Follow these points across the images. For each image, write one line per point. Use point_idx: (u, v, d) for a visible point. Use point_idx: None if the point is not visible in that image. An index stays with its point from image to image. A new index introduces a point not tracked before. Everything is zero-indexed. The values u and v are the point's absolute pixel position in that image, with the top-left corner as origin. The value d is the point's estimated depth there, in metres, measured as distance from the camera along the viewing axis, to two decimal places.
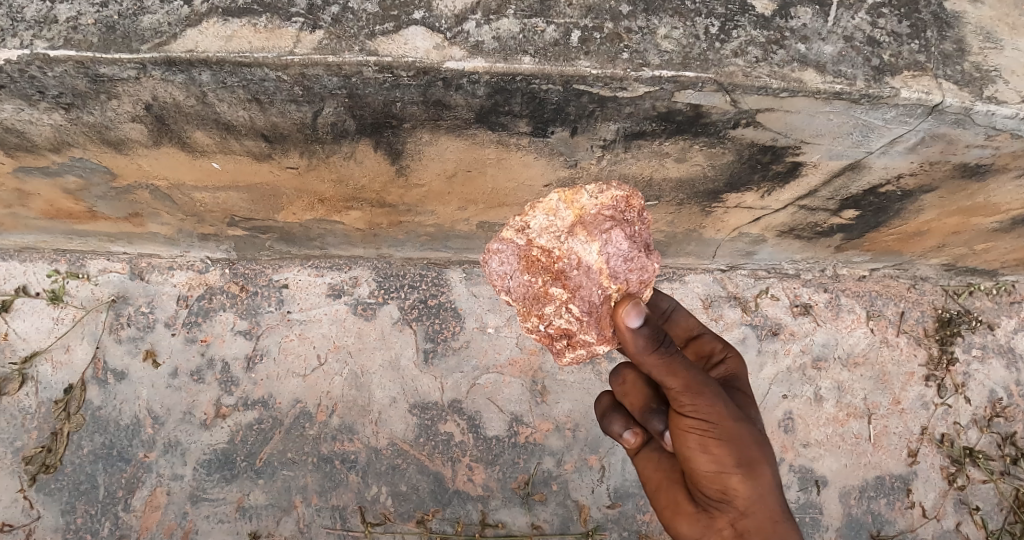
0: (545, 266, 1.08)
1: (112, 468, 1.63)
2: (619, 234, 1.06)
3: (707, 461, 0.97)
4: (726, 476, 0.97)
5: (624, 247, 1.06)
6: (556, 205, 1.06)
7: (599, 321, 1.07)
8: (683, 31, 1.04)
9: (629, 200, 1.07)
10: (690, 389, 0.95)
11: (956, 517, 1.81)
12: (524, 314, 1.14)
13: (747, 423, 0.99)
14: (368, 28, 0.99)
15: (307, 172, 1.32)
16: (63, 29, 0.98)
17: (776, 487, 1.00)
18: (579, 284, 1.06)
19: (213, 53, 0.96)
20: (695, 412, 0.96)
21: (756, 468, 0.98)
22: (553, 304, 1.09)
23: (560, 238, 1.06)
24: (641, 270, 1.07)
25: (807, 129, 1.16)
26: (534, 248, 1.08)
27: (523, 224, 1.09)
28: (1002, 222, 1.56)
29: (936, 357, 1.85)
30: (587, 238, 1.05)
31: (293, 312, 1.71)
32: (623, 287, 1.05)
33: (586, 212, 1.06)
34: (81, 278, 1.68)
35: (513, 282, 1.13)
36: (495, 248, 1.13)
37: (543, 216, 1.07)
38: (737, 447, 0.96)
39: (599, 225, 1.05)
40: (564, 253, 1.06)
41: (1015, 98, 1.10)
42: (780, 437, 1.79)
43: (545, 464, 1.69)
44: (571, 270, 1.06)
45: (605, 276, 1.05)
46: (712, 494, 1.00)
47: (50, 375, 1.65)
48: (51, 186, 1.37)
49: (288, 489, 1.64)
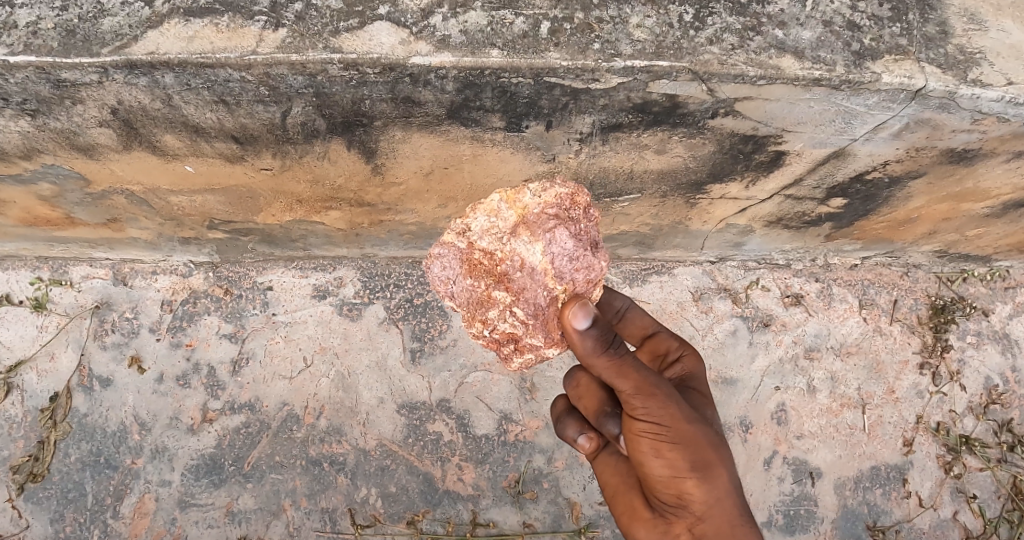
0: (488, 269, 1.07)
1: (99, 475, 1.62)
2: (563, 233, 1.04)
3: (661, 464, 0.96)
4: (681, 480, 0.95)
5: (568, 246, 1.03)
6: (498, 206, 1.06)
7: (546, 323, 1.05)
8: (656, 20, 1.02)
9: (573, 197, 1.07)
10: (642, 392, 0.94)
11: (953, 506, 1.79)
12: (470, 319, 1.13)
13: (702, 425, 0.98)
14: (332, 25, 0.97)
15: (281, 173, 1.30)
16: (23, 34, 0.96)
17: (734, 489, 0.98)
18: (523, 286, 1.04)
19: (174, 55, 0.95)
20: (647, 415, 0.95)
21: (712, 470, 0.96)
22: (497, 307, 1.07)
23: (503, 239, 1.05)
24: (587, 269, 1.05)
25: (788, 117, 1.14)
26: (475, 251, 1.07)
27: (464, 227, 1.09)
28: (993, 206, 1.53)
29: (930, 344, 1.83)
30: (531, 238, 1.03)
31: (278, 314, 1.70)
32: (569, 288, 1.03)
33: (529, 211, 1.04)
34: (65, 285, 1.68)
35: (457, 286, 1.12)
36: (436, 253, 1.12)
37: (484, 218, 1.07)
38: (691, 450, 0.94)
39: (542, 225, 1.03)
40: (506, 255, 1.04)
41: (1001, 81, 1.08)
42: (773, 429, 1.77)
43: (535, 462, 1.68)
44: (514, 272, 1.04)
45: (550, 277, 1.03)
46: (669, 499, 0.98)
47: (35, 383, 1.64)
48: (26, 194, 1.36)
49: (277, 492, 1.63)
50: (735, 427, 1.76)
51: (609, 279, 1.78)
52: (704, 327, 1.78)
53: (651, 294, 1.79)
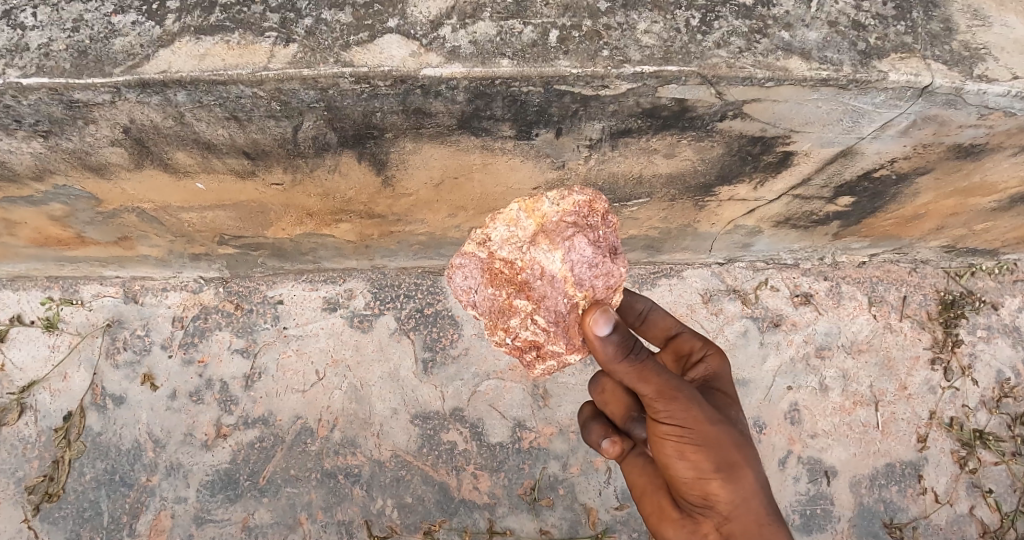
0: (508, 278, 1.06)
1: (115, 493, 1.62)
2: (582, 241, 1.03)
3: (686, 467, 0.97)
4: (706, 481, 0.97)
5: (588, 253, 1.03)
6: (517, 215, 1.05)
7: (567, 330, 1.05)
8: (663, 25, 1.03)
9: (592, 204, 1.05)
10: (664, 396, 0.95)
11: (969, 501, 1.78)
12: (491, 328, 1.13)
13: (725, 426, 0.98)
14: (342, 39, 0.98)
15: (293, 187, 1.31)
16: (35, 56, 0.97)
17: (760, 489, 0.99)
18: (543, 294, 1.04)
19: (186, 73, 0.95)
20: (670, 418, 0.95)
21: (736, 471, 0.97)
22: (518, 316, 1.07)
23: (522, 249, 1.04)
24: (607, 276, 1.05)
25: (796, 117, 1.14)
26: (496, 261, 1.06)
27: (484, 237, 1.07)
28: (1000, 200, 1.53)
29: (941, 340, 1.83)
30: (550, 246, 1.02)
31: (289, 328, 1.70)
32: (589, 294, 1.04)
33: (548, 220, 1.03)
34: (76, 304, 1.68)
35: (478, 296, 1.11)
36: (457, 263, 1.11)
37: (504, 228, 1.05)
38: (715, 452, 0.95)
39: (561, 233, 1.03)
40: (526, 264, 1.04)
41: (1006, 75, 1.08)
42: (787, 429, 1.77)
43: (551, 468, 1.67)
44: (534, 280, 1.04)
45: (570, 285, 1.03)
46: (696, 500, 0.99)
47: (48, 403, 1.65)
48: (37, 214, 1.37)
49: (293, 506, 1.63)
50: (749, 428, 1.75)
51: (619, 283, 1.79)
52: (714, 328, 1.79)
53: (661, 297, 1.79)
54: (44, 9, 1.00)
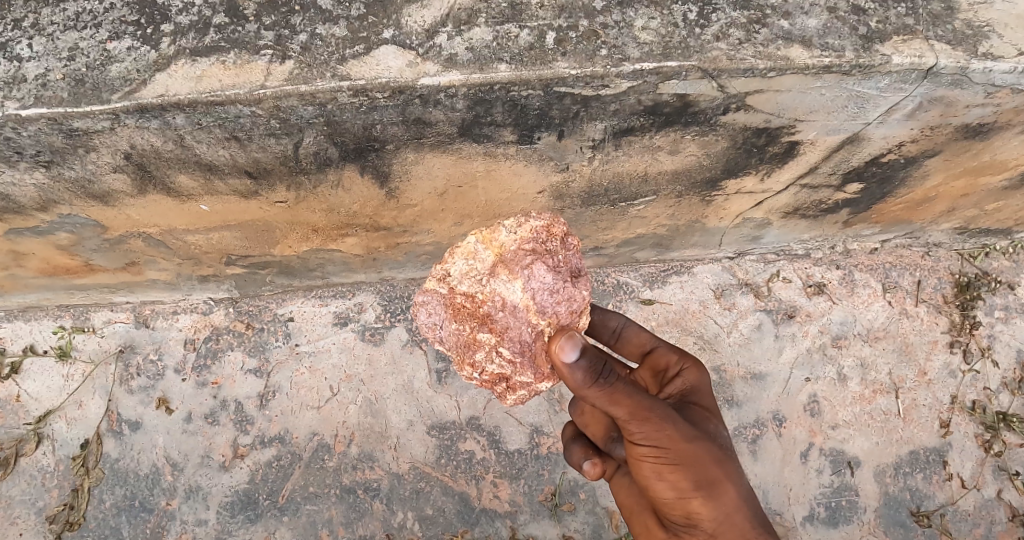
0: (470, 311, 1.05)
1: (136, 519, 1.62)
2: (541, 267, 0.99)
3: (667, 488, 0.98)
4: (688, 501, 0.97)
5: (548, 280, 0.99)
6: (474, 248, 1.06)
7: (533, 359, 1.02)
8: (661, 21, 1.02)
9: (549, 229, 1.05)
10: (637, 418, 0.92)
11: (996, 485, 1.74)
12: (459, 364, 1.10)
13: (702, 441, 0.98)
14: (338, 53, 0.98)
15: (297, 204, 1.31)
16: (33, 86, 0.97)
17: (743, 501, 1.00)
18: (506, 325, 1.01)
19: (184, 96, 0.95)
20: (646, 439, 0.95)
21: (717, 487, 0.98)
22: (483, 349, 1.04)
23: (482, 281, 1.03)
24: (570, 300, 1.00)
25: (800, 107, 1.13)
26: (457, 296, 1.06)
27: (444, 273, 1.08)
28: (1012, 178, 1.51)
29: (958, 323, 1.80)
30: (509, 276, 1.01)
31: (301, 345, 1.70)
32: (553, 321, 0.99)
33: (506, 249, 1.04)
34: (87, 332, 1.69)
35: (444, 331, 1.10)
36: (421, 300, 1.12)
37: (462, 262, 1.06)
38: (694, 470, 0.96)
39: (519, 261, 1.01)
40: (487, 296, 1.02)
41: (1011, 52, 1.07)
42: (807, 421, 1.75)
43: (571, 473, 1.65)
44: (496, 312, 1.02)
45: (532, 313, 0.99)
46: (681, 519, 1.01)
47: (65, 431, 1.65)
48: (44, 244, 1.38)
49: (313, 523, 1.62)
50: (769, 422, 1.73)
51: (630, 283, 1.77)
52: (728, 323, 1.77)
53: (673, 295, 1.78)
54: (39, 39, 1.00)
